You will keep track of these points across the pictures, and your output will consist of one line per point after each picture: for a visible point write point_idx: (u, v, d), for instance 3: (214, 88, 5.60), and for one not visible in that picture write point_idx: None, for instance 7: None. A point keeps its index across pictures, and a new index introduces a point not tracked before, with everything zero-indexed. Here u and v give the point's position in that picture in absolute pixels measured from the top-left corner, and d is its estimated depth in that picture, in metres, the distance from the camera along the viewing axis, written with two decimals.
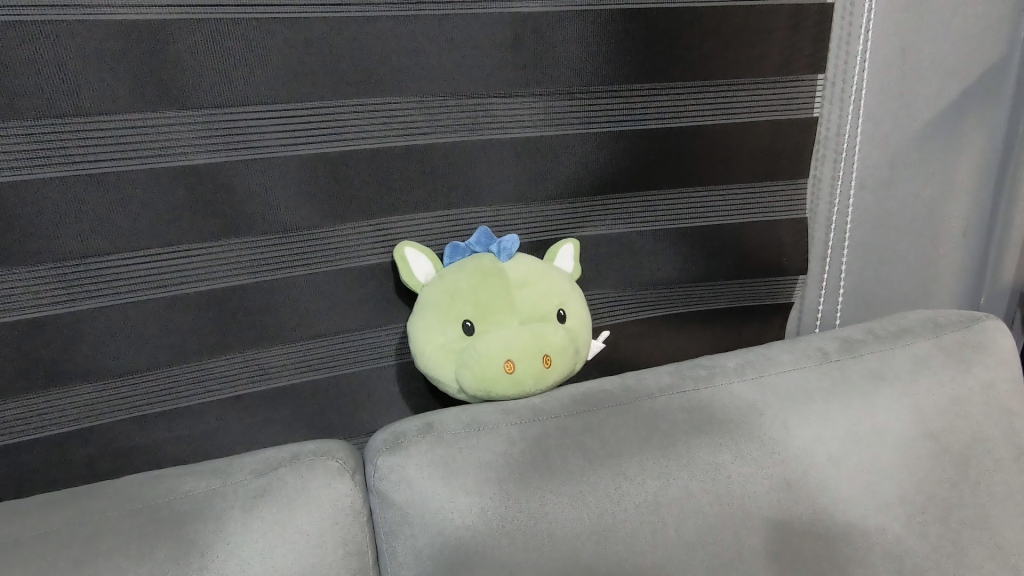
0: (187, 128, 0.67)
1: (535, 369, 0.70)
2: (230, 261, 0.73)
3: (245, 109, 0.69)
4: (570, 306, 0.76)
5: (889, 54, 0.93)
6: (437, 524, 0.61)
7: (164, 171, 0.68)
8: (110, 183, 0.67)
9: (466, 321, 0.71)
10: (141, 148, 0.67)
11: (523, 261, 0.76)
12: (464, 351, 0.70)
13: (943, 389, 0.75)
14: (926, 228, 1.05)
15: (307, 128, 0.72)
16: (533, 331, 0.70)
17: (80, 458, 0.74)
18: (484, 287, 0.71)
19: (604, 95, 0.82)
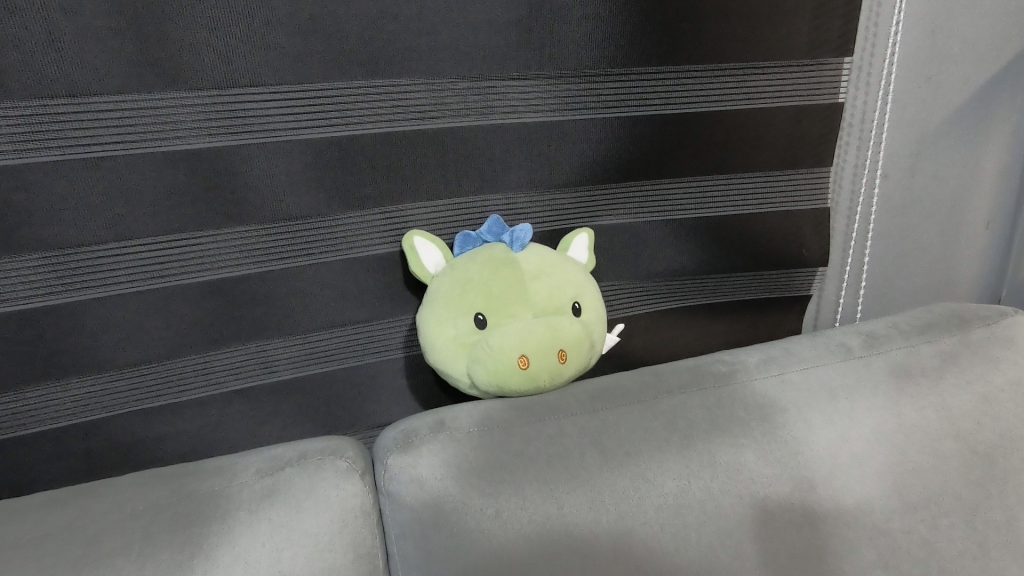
0: (210, 114, 0.69)
1: (550, 364, 0.71)
2: (249, 249, 0.75)
3: (267, 95, 0.70)
4: (584, 298, 0.76)
5: (919, 43, 0.94)
6: (450, 526, 0.60)
7: (190, 155, 0.69)
8: (129, 166, 0.68)
9: (479, 314, 0.72)
10: (164, 133, 0.68)
11: (536, 253, 0.76)
12: (478, 345, 0.71)
13: (970, 387, 0.77)
14: (951, 226, 1.08)
15: (325, 114, 0.73)
16: (548, 325, 0.71)
17: (105, 440, 0.77)
18: (497, 280, 0.72)
19: (636, 80, 0.83)
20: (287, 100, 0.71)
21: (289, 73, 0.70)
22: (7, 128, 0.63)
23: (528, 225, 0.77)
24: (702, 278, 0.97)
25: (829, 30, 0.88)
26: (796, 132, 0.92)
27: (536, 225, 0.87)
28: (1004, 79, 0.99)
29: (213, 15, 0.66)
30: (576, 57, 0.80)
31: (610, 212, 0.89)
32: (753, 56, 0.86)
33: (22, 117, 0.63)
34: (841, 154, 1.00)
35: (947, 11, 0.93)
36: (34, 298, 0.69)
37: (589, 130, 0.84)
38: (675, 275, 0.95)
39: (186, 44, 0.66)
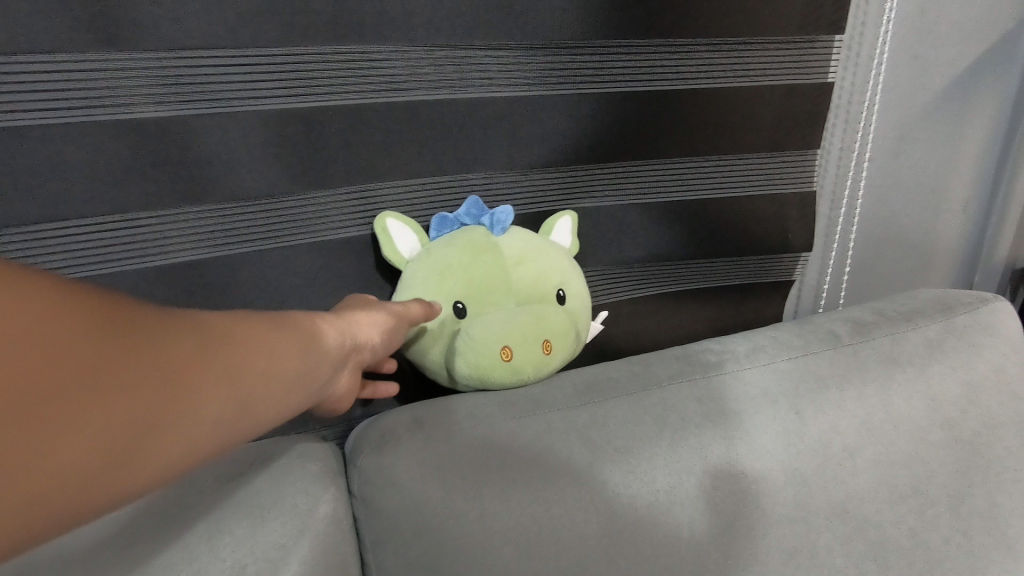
0: (157, 78, 0.61)
1: (534, 356, 0.66)
2: (209, 231, 0.68)
3: (223, 59, 0.63)
4: (568, 286, 0.72)
5: (907, 22, 0.92)
6: (431, 531, 0.56)
7: (134, 125, 0.62)
8: (67, 138, 0.60)
9: (458, 303, 0.67)
10: (108, 100, 0.60)
11: (518, 238, 0.72)
12: (456, 335, 0.66)
13: (956, 375, 0.76)
14: (929, 212, 1.08)
15: (291, 82, 0.66)
16: (532, 312, 0.66)
17: None
18: (477, 266, 0.68)
19: (623, 53, 0.78)
20: (243, 65, 0.64)
21: (246, 34, 0.63)
22: None
23: (511, 208, 0.73)
24: (686, 263, 0.94)
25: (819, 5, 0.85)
26: (782, 112, 0.89)
27: (517, 207, 0.82)
28: (985, 62, 0.98)
29: None
30: (560, 26, 0.75)
31: (593, 194, 0.85)
32: (742, 30, 0.82)
33: None
34: (828, 136, 0.97)
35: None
36: None
37: (574, 105, 0.79)
38: (659, 261, 0.92)
39: None
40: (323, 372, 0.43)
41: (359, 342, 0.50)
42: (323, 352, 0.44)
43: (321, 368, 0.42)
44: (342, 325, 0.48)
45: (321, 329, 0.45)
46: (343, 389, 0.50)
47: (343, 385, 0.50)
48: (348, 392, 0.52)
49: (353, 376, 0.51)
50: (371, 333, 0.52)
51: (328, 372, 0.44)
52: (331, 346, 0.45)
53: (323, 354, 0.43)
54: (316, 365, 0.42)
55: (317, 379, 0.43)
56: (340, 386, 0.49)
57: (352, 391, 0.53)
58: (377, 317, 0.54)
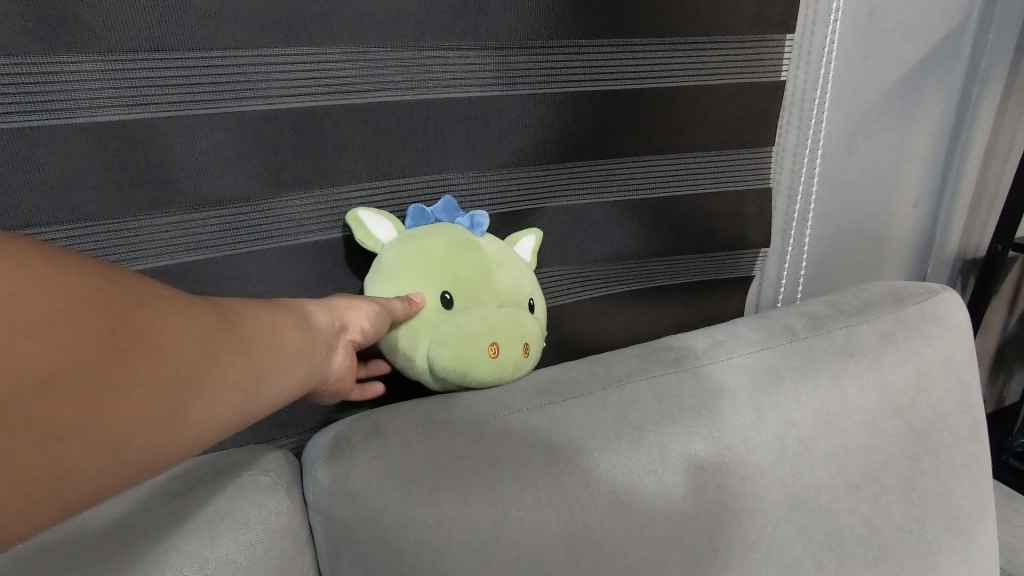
0: (95, 79, 0.57)
1: (517, 355, 0.65)
2: (168, 240, 0.65)
3: (165, 60, 0.60)
4: (536, 298, 0.74)
5: (855, 19, 0.94)
6: (389, 540, 0.55)
7: (67, 130, 0.58)
8: (22, 144, 0.56)
9: (447, 293, 0.65)
10: (67, 102, 0.57)
11: (496, 243, 0.72)
12: (442, 326, 0.63)
13: (907, 364, 0.78)
14: (882, 206, 1.11)
15: (255, 80, 0.64)
16: (516, 314, 0.66)
17: None
18: (465, 261, 0.67)
19: (579, 52, 0.78)
20: (186, 65, 0.60)
21: (187, 33, 0.60)
22: None
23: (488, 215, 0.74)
24: (648, 261, 0.95)
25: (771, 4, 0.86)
26: (739, 110, 0.91)
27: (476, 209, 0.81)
28: (930, 60, 1.02)
29: None
30: (515, 24, 0.74)
31: (553, 193, 0.85)
32: (696, 29, 0.83)
33: None
34: (784, 133, 0.99)
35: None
36: None
37: (531, 105, 0.78)
38: (621, 259, 0.93)
39: None
40: (317, 348, 0.49)
41: (347, 326, 0.56)
42: (314, 331, 0.50)
43: (314, 345, 0.49)
44: (329, 310, 0.54)
45: (310, 314, 0.51)
46: (341, 368, 0.54)
47: (339, 363, 0.54)
48: (346, 374, 0.56)
49: (350, 355, 0.55)
50: (360, 319, 0.57)
51: (321, 347, 0.50)
52: (320, 325, 0.51)
53: (314, 332, 0.49)
54: (309, 342, 0.48)
55: (313, 354, 0.48)
56: (336, 365, 0.54)
57: (350, 373, 0.56)
58: (360, 300, 0.59)
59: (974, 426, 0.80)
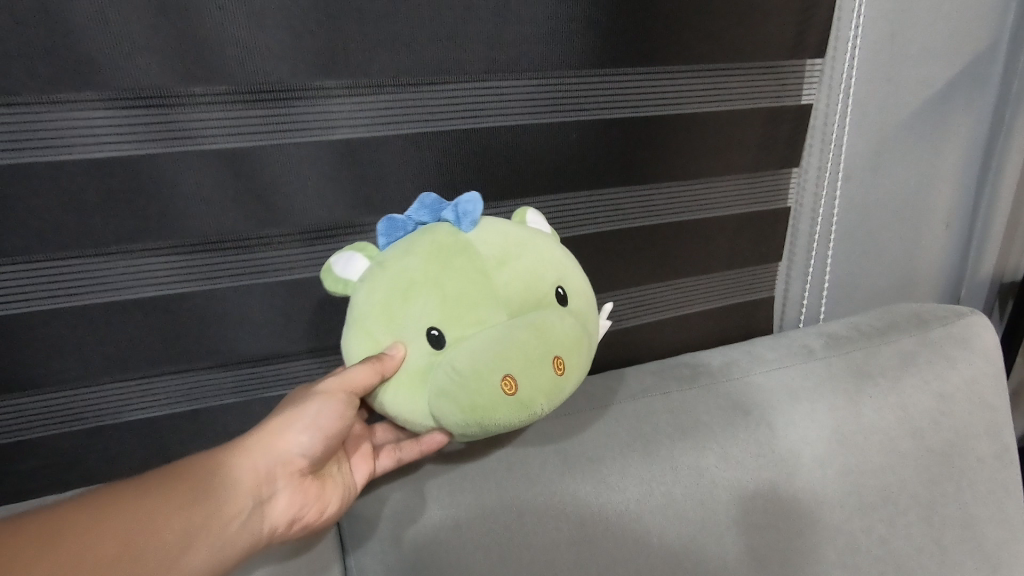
0: (184, 110, 0.65)
1: (549, 381, 0.48)
2: (234, 266, 0.74)
3: (242, 95, 0.66)
4: (568, 282, 0.56)
5: (878, 41, 0.94)
6: (410, 535, 0.60)
7: (179, 155, 0.66)
8: (144, 169, 0.66)
9: (433, 328, 0.50)
10: (183, 131, 0.66)
11: (495, 231, 0.55)
12: (438, 373, 0.49)
13: (928, 386, 0.78)
14: (911, 228, 1.11)
15: (317, 112, 0.70)
16: (532, 324, 0.49)
17: (50, 451, 0.76)
18: (449, 275, 0.51)
19: (609, 80, 0.81)
20: (250, 99, 0.67)
21: (238, 69, 0.65)
22: None
23: (479, 194, 0.55)
24: (673, 283, 0.98)
25: (800, 27, 0.87)
26: (761, 135, 0.93)
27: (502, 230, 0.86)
28: (961, 81, 1.01)
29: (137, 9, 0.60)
30: (541, 53, 0.77)
31: (579, 218, 0.88)
32: (724, 56, 0.85)
33: (35, 112, 0.60)
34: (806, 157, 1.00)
35: (912, 10, 0.94)
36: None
37: (559, 133, 0.82)
38: (643, 281, 0.96)
39: None
40: (228, 512, 0.49)
41: (284, 456, 0.54)
42: (225, 493, 0.50)
43: (219, 511, 0.49)
44: (257, 449, 0.53)
45: (227, 470, 0.51)
46: (289, 508, 0.55)
47: (282, 504, 0.54)
48: (305, 509, 0.57)
49: (297, 490, 0.56)
50: (296, 441, 0.55)
51: (234, 511, 0.50)
52: (235, 481, 0.51)
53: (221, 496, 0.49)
54: (213, 511, 0.49)
55: (222, 522, 0.49)
56: (280, 510, 0.54)
57: (310, 504, 0.57)
58: (302, 414, 0.55)
59: (1001, 451, 0.79)
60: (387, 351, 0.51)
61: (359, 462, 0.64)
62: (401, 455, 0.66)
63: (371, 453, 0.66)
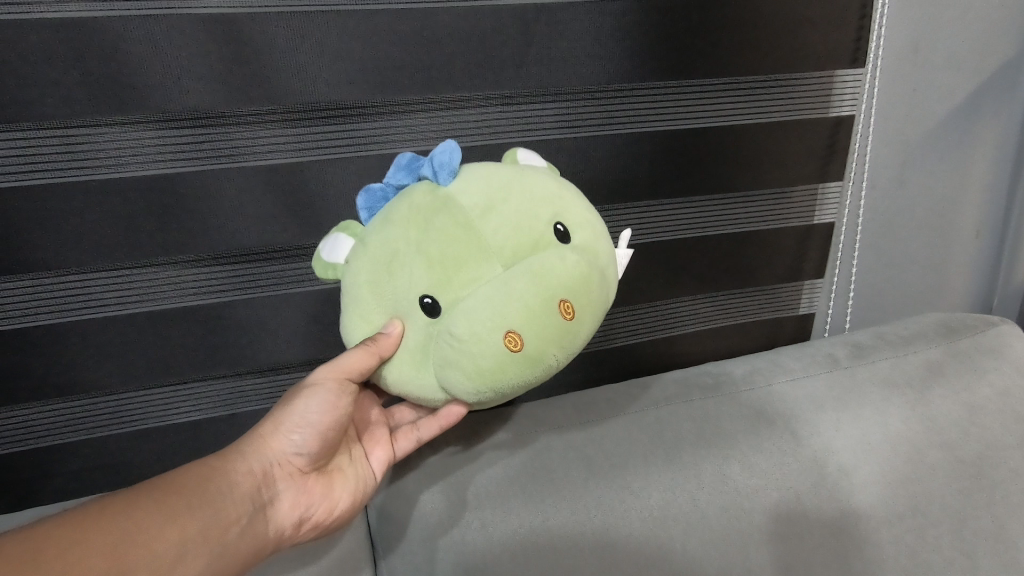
0: (242, 130, 0.72)
1: (555, 327, 0.46)
2: (281, 274, 0.81)
3: (292, 114, 0.73)
4: (566, 218, 0.52)
5: (902, 50, 0.93)
6: (439, 535, 0.63)
7: (233, 169, 0.74)
8: (202, 180, 0.73)
9: (425, 297, 0.48)
10: (233, 147, 0.73)
11: (477, 180, 0.52)
12: (440, 342, 0.48)
13: (957, 397, 0.77)
14: (940, 237, 1.09)
15: (363, 130, 0.76)
16: (528, 272, 0.47)
17: (119, 442, 0.85)
18: (433, 237, 0.48)
19: (642, 95, 0.84)
20: (295, 120, 0.74)
21: (284, 93, 0.72)
22: (29, 150, 0.68)
23: (454, 142, 0.53)
24: (699, 300, 1.01)
25: (823, 39, 0.87)
26: (790, 149, 0.93)
27: None
28: (993, 88, 0.99)
29: (196, 43, 0.68)
30: (563, 72, 0.80)
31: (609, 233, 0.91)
32: (749, 70, 0.86)
33: (111, 132, 0.69)
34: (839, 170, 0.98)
35: (944, 20, 0.93)
36: (75, 310, 0.76)
37: (585, 150, 0.85)
38: (669, 298, 0.99)
39: (161, 70, 0.68)
40: (228, 513, 0.51)
41: (281, 457, 0.57)
42: (226, 491, 0.52)
43: (223, 509, 0.51)
44: (252, 453, 0.56)
45: (224, 474, 0.53)
46: (293, 508, 0.57)
47: (285, 504, 0.57)
48: (311, 508, 0.59)
49: (299, 490, 0.58)
50: (290, 440, 0.57)
51: (238, 510, 0.52)
52: (232, 484, 0.53)
53: (219, 499, 0.51)
54: (211, 515, 0.50)
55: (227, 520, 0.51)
56: (284, 510, 0.57)
57: (316, 504, 0.60)
58: (296, 412, 0.57)
59: None
60: (384, 330, 0.50)
61: (375, 449, 0.66)
62: (419, 435, 0.68)
63: (388, 437, 0.67)
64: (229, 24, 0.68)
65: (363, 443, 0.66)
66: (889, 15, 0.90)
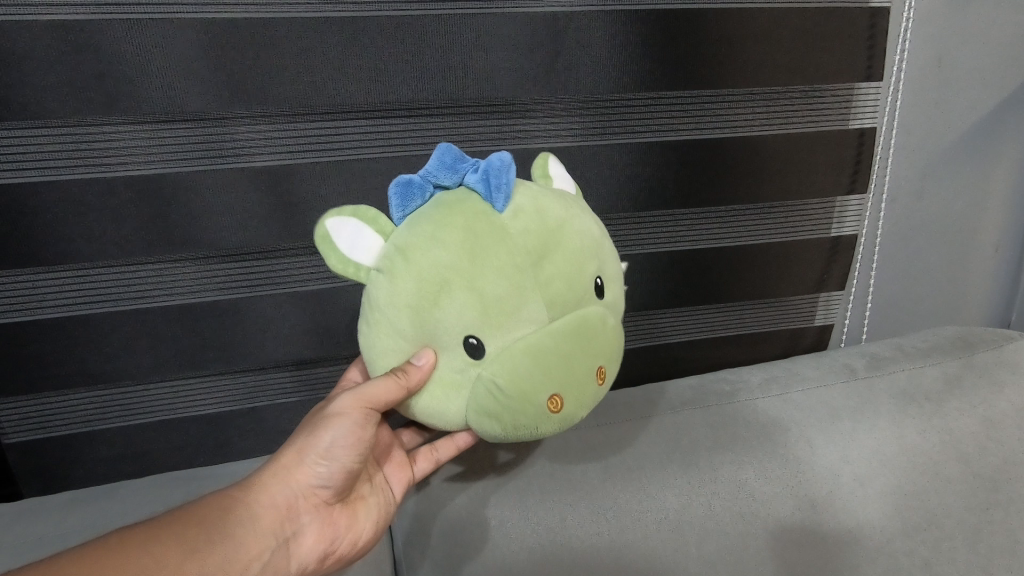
0: (272, 131, 0.75)
1: (589, 393, 0.46)
2: (306, 272, 0.83)
3: (321, 116, 0.75)
4: (606, 268, 0.50)
5: (926, 63, 0.93)
6: (460, 532, 0.66)
7: (249, 170, 0.75)
8: (214, 179, 0.75)
9: (470, 337, 0.45)
10: (238, 149, 0.74)
11: (533, 212, 0.47)
12: (477, 388, 0.45)
13: (975, 411, 0.77)
14: (959, 251, 1.09)
15: (391, 134, 0.78)
16: (579, 335, 0.45)
17: (144, 432, 0.87)
18: (484, 274, 0.44)
19: (664, 104, 0.85)
20: (324, 122, 0.76)
21: (315, 95, 0.74)
22: (54, 147, 0.70)
23: (511, 157, 0.47)
24: (717, 308, 1.02)
25: (847, 52, 0.87)
26: (811, 160, 0.93)
27: None
28: (1018, 102, 0.99)
29: (230, 46, 0.70)
30: (586, 79, 0.81)
31: (629, 240, 0.93)
32: (772, 80, 0.87)
33: (129, 131, 0.71)
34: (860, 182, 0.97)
35: (968, 34, 0.93)
36: (94, 303, 0.78)
37: (606, 158, 0.86)
38: (686, 306, 1.00)
39: (194, 69, 0.70)
40: (251, 549, 0.50)
41: (306, 489, 0.55)
42: (248, 529, 0.51)
43: (246, 546, 0.50)
44: (278, 484, 0.54)
45: (247, 507, 0.52)
46: (318, 542, 0.56)
47: (310, 538, 0.55)
48: (336, 540, 0.58)
49: (324, 522, 0.56)
50: (315, 472, 0.55)
51: (260, 548, 0.51)
52: (255, 518, 0.52)
53: (243, 532, 0.51)
54: (236, 547, 0.49)
55: (250, 556, 0.50)
56: (308, 544, 0.55)
57: (341, 535, 0.58)
58: (317, 444, 0.54)
59: None
60: (415, 360, 0.47)
61: (398, 472, 0.66)
62: (438, 456, 0.69)
63: (407, 460, 0.67)
64: (266, 28, 0.70)
65: (385, 467, 0.65)
66: (913, 29, 0.91)
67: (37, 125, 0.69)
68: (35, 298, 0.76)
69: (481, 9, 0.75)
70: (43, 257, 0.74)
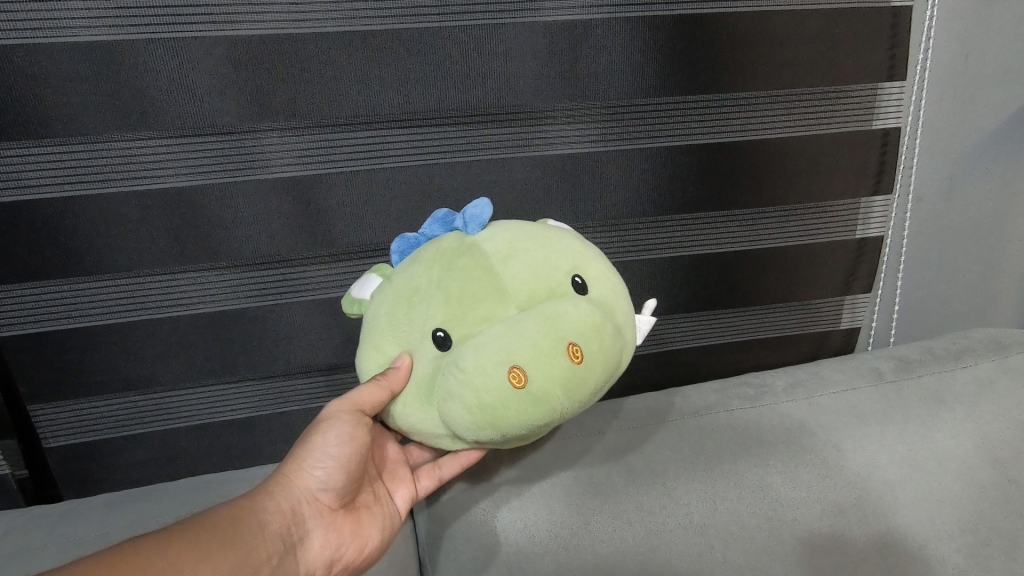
0: (297, 142, 0.77)
1: (560, 371, 0.43)
2: (332, 279, 0.85)
3: (344, 127, 0.77)
4: (586, 270, 0.51)
5: (950, 61, 0.92)
6: (486, 538, 0.66)
7: (274, 181, 0.78)
8: (242, 191, 0.77)
9: (438, 331, 0.46)
10: (265, 160, 0.77)
11: (502, 231, 0.51)
12: (446, 375, 0.45)
13: (1010, 415, 0.75)
14: (990, 252, 1.06)
15: (413, 143, 0.80)
16: (541, 313, 0.45)
17: (175, 438, 0.89)
18: (450, 276, 0.47)
19: (684, 108, 0.85)
20: (347, 133, 0.77)
21: (339, 106, 0.75)
22: (92, 163, 0.73)
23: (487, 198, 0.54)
24: (739, 312, 1.01)
25: (867, 53, 0.86)
26: (834, 163, 0.92)
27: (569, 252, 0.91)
28: None
29: (255, 61, 0.72)
30: (605, 85, 0.82)
31: (652, 245, 0.93)
32: (793, 83, 0.86)
33: (162, 146, 0.74)
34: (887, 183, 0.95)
35: (996, 30, 0.91)
36: (129, 312, 0.81)
37: (624, 165, 0.87)
38: (708, 310, 1.00)
39: (222, 84, 0.72)
40: (260, 554, 0.50)
41: (308, 493, 0.57)
42: (257, 534, 0.51)
43: (255, 551, 0.50)
44: (281, 491, 0.56)
45: (255, 514, 0.53)
46: (325, 547, 0.57)
47: (317, 543, 0.56)
48: (343, 546, 0.58)
49: (329, 528, 0.57)
50: (314, 476, 0.57)
51: (267, 551, 0.51)
52: (262, 524, 0.52)
53: (252, 537, 0.51)
54: (245, 553, 0.49)
55: (261, 558, 0.50)
56: (315, 550, 0.56)
57: (347, 542, 0.59)
58: (312, 448, 0.57)
59: None
60: (394, 364, 0.49)
61: (399, 487, 0.66)
62: (442, 473, 0.69)
63: (412, 475, 0.68)
64: (292, 43, 0.72)
65: (388, 481, 0.66)
66: (938, 26, 0.90)
67: (75, 141, 0.72)
68: (74, 307, 0.79)
69: (500, 19, 0.76)
70: (82, 267, 0.77)
